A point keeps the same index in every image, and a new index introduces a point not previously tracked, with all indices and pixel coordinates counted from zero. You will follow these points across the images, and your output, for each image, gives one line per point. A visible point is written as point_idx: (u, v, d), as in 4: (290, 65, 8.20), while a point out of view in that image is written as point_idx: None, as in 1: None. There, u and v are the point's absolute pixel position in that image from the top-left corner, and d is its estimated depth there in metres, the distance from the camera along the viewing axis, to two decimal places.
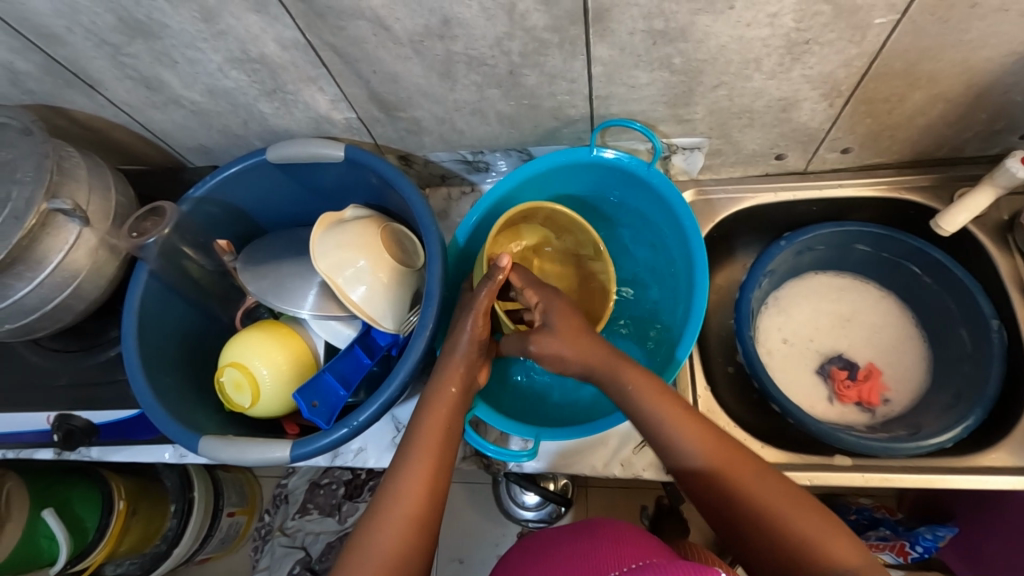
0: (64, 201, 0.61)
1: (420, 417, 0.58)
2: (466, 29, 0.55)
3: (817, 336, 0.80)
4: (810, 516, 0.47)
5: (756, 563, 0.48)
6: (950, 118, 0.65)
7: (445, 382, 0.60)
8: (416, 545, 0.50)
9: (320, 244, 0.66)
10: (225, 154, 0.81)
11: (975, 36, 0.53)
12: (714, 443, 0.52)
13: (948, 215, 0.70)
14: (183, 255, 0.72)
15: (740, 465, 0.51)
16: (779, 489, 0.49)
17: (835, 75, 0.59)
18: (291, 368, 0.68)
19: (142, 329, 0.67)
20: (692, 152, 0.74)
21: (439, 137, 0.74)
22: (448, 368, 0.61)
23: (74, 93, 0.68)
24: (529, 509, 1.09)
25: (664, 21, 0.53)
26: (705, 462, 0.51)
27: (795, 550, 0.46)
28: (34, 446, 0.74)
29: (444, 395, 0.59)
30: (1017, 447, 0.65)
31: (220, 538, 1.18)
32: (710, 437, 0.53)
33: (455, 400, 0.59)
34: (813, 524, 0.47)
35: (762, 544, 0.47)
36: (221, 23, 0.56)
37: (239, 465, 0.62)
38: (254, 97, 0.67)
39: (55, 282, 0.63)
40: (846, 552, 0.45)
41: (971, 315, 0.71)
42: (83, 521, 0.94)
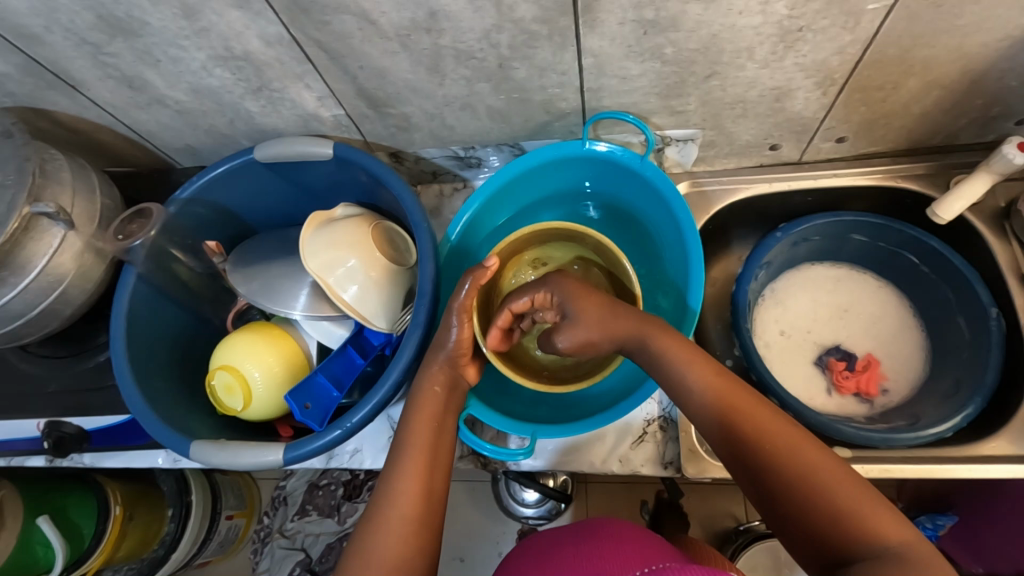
0: (47, 205, 0.59)
1: (407, 418, 0.57)
2: (453, 21, 0.54)
3: (814, 328, 0.79)
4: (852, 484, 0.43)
5: (798, 527, 0.43)
6: (946, 104, 0.64)
7: (428, 382, 0.59)
8: (417, 547, 0.50)
9: (309, 243, 0.65)
10: (213, 154, 0.80)
11: (970, 21, 0.53)
12: (743, 400, 0.49)
13: (945, 203, 0.69)
14: (171, 257, 0.71)
15: (772, 422, 0.47)
16: (818, 453, 0.45)
17: (829, 63, 0.58)
18: (284, 369, 0.68)
19: (131, 333, 0.66)
20: (686, 143, 0.73)
21: (430, 133, 0.73)
22: (430, 369, 0.60)
23: (56, 94, 0.67)
24: (529, 507, 1.09)
25: (654, 11, 0.52)
26: (738, 430, 0.48)
27: (823, 518, 0.42)
28: (26, 454, 0.74)
29: (428, 395, 0.58)
30: (1017, 436, 0.64)
31: (219, 542, 1.17)
32: (742, 396, 0.49)
33: (439, 399, 0.58)
34: (855, 495, 0.42)
35: (807, 524, 0.43)
36: (203, 20, 0.55)
37: (232, 470, 0.61)
38: (239, 96, 0.66)
39: (41, 286, 0.62)
40: (888, 524, 0.41)
41: (968, 303, 0.70)
42: (80, 528, 0.93)
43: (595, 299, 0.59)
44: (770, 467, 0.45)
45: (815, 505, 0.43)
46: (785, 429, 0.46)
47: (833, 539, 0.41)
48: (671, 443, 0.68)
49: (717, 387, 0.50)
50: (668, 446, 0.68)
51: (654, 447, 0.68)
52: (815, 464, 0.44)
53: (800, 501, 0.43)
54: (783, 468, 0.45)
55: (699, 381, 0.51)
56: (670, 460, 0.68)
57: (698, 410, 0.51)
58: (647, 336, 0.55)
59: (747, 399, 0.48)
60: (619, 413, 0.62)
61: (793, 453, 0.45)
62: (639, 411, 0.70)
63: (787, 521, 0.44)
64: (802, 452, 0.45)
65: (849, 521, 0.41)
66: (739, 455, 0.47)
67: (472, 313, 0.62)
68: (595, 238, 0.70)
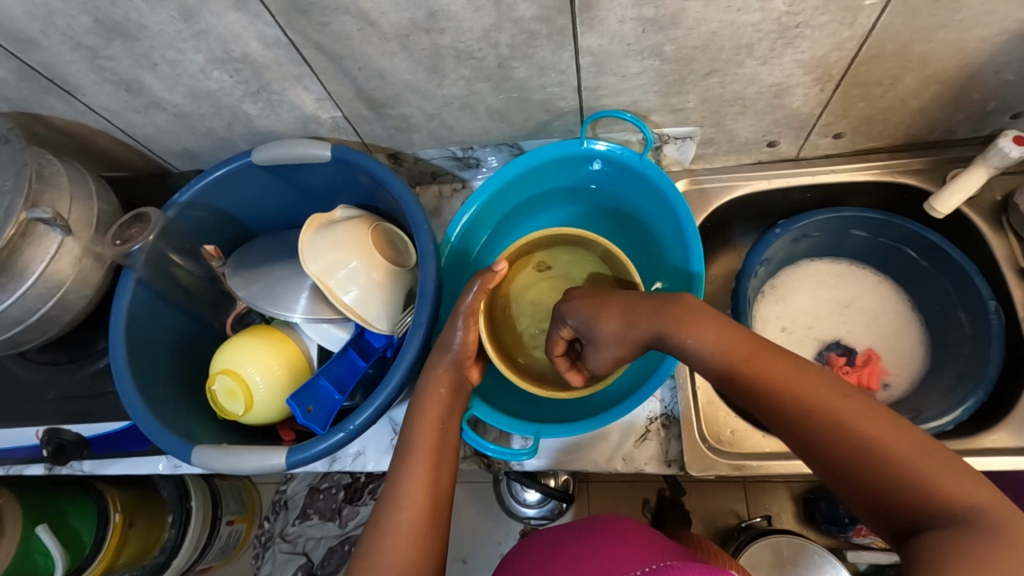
0: (44, 210, 0.59)
1: (412, 420, 0.57)
2: (453, 21, 0.54)
3: (815, 324, 0.80)
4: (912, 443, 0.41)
5: (867, 497, 0.42)
6: (943, 99, 0.64)
7: (434, 383, 0.59)
8: (424, 549, 0.49)
9: (310, 246, 0.64)
10: (210, 158, 0.79)
11: (967, 15, 0.53)
12: (778, 370, 0.47)
13: (943, 198, 0.69)
14: (170, 262, 0.71)
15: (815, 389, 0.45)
16: (872, 415, 0.43)
17: (827, 59, 0.58)
18: (285, 373, 0.67)
19: (131, 338, 0.66)
20: (685, 141, 0.73)
21: (429, 134, 0.73)
22: (435, 371, 0.60)
23: (52, 99, 0.67)
24: (531, 507, 1.09)
25: (654, 8, 0.52)
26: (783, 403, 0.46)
27: (889, 484, 0.41)
28: (26, 462, 0.73)
29: (434, 396, 0.58)
30: (1018, 428, 0.64)
31: (220, 548, 1.16)
32: (778, 367, 0.47)
33: (444, 400, 0.58)
34: (919, 453, 0.41)
35: (874, 494, 0.41)
36: (201, 22, 0.55)
37: (234, 475, 0.61)
38: (238, 98, 0.66)
39: (40, 293, 0.62)
40: (959, 487, 0.39)
41: (967, 296, 0.71)
42: (79, 534, 0.93)
43: (613, 314, 0.56)
44: (825, 438, 0.43)
45: (877, 473, 0.41)
46: (833, 396, 0.44)
47: (904, 509, 0.40)
48: (674, 441, 0.68)
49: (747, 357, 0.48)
50: (672, 444, 0.68)
51: (658, 445, 0.68)
52: (871, 427, 0.42)
53: (861, 472, 0.42)
54: (840, 439, 0.43)
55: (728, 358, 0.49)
56: (673, 458, 0.68)
57: (730, 385, 0.49)
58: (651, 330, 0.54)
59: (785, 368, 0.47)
60: (623, 411, 0.62)
61: (845, 419, 0.43)
62: (643, 409, 0.70)
63: (853, 490, 0.42)
64: (856, 419, 0.43)
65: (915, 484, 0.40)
66: (787, 428, 0.46)
67: (479, 315, 0.61)
68: (600, 241, 0.69)
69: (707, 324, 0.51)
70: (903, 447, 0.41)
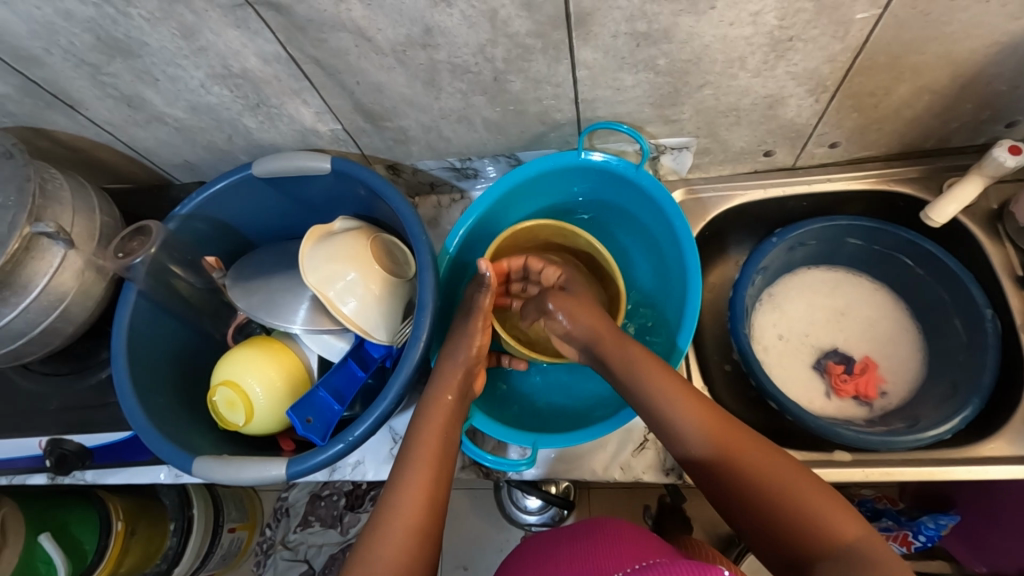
0: (48, 224, 0.60)
1: (414, 429, 0.58)
2: (448, 37, 0.54)
3: (813, 331, 0.80)
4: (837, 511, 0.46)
5: (768, 536, 0.47)
6: (936, 109, 0.65)
7: (439, 392, 0.60)
8: (421, 556, 0.50)
9: (309, 258, 0.65)
10: (211, 170, 0.80)
11: (957, 28, 0.53)
12: (713, 421, 0.53)
13: (939, 207, 0.70)
14: (171, 274, 0.71)
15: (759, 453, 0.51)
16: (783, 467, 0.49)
17: (820, 71, 0.59)
18: (285, 384, 0.68)
19: (132, 350, 0.67)
20: (680, 151, 0.74)
21: (426, 146, 0.74)
22: (445, 379, 0.61)
23: (55, 114, 0.68)
24: (532, 514, 1.09)
25: (647, 23, 0.53)
26: (712, 445, 0.52)
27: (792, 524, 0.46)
28: (28, 472, 0.74)
29: (440, 404, 0.59)
30: (1014, 437, 0.64)
31: (221, 555, 1.16)
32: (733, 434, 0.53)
33: (448, 410, 0.59)
34: (819, 502, 0.47)
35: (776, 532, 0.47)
36: (201, 40, 0.56)
37: (235, 485, 0.62)
38: (238, 112, 0.67)
39: (42, 305, 0.62)
40: (849, 529, 0.45)
41: (964, 305, 0.71)
42: (82, 543, 0.94)
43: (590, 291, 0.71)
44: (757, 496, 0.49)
45: (780, 514, 0.47)
46: (751, 446, 0.51)
47: (798, 545, 0.45)
48: None
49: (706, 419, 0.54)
50: (670, 452, 0.68)
51: (655, 454, 0.68)
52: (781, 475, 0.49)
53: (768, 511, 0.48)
54: (752, 482, 0.49)
55: (691, 418, 0.54)
56: (671, 467, 0.67)
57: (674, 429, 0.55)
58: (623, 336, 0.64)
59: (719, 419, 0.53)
60: (621, 421, 0.63)
61: (760, 467, 0.50)
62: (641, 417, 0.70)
63: (759, 529, 0.48)
64: (768, 466, 0.49)
65: (824, 533, 0.45)
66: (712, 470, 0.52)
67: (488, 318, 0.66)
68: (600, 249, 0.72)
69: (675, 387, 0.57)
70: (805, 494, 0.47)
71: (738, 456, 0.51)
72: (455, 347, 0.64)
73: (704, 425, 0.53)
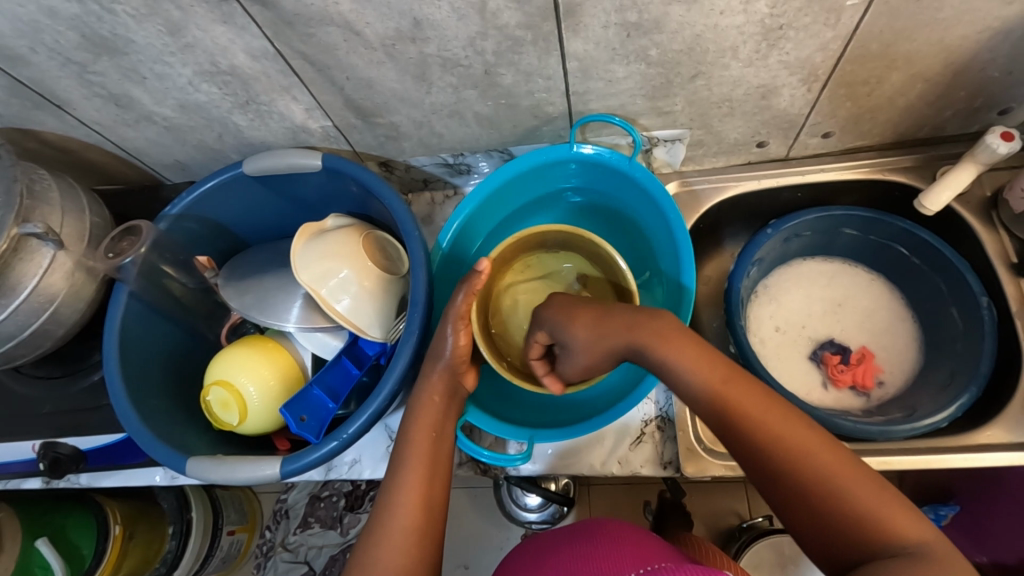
0: (36, 225, 0.59)
1: (407, 428, 0.57)
2: (437, 30, 0.54)
3: (809, 323, 0.80)
4: (896, 508, 0.42)
5: (815, 529, 0.43)
6: (930, 97, 0.65)
7: (427, 390, 0.59)
8: (418, 556, 0.49)
9: (302, 255, 0.65)
10: (202, 169, 0.80)
11: (949, 14, 0.53)
12: (752, 398, 0.48)
13: (933, 195, 0.69)
14: (163, 274, 0.71)
15: (808, 440, 0.45)
16: (830, 453, 0.44)
17: (812, 60, 0.59)
18: (279, 382, 0.67)
19: (124, 351, 0.66)
20: (674, 144, 0.74)
21: (419, 142, 0.73)
22: (429, 377, 0.60)
23: (43, 114, 0.67)
24: (532, 511, 1.08)
25: (637, 13, 0.52)
26: (752, 425, 0.47)
27: (849, 519, 0.42)
28: (22, 476, 0.73)
29: (429, 403, 0.58)
30: (1012, 424, 0.64)
31: (221, 559, 1.16)
32: (778, 415, 0.47)
33: (438, 408, 0.58)
34: (872, 492, 0.42)
35: (823, 524, 0.42)
36: (188, 36, 0.55)
37: (230, 486, 0.61)
38: (227, 110, 0.66)
39: (32, 307, 0.62)
40: (906, 523, 0.41)
41: (960, 293, 0.71)
42: (80, 548, 0.93)
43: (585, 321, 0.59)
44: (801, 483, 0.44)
45: (834, 509, 0.42)
46: (796, 429, 0.46)
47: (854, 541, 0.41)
48: (669, 443, 0.68)
49: (745, 401, 0.48)
50: (667, 445, 0.68)
51: (653, 447, 0.68)
52: (831, 462, 0.44)
53: (817, 504, 0.43)
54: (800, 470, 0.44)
55: (728, 401, 0.48)
56: (669, 460, 0.67)
57: (709, 412, 0.49)
58: (639, 342, 0.54)
59: (758, 394, 0.48)
60: (614, 415, 0.62)
61: (808, 455, 0.44)
62: (637, 411, 0.70)
63: (807, 523, 0.43)
64: (817, 453, 0.44)
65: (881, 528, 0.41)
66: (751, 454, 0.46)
67: (467, 319, 0.63)
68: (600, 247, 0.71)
69: (713, 366, 0.50)
70: (858, 485, 0.43)
71: (780, 440, 0.45)
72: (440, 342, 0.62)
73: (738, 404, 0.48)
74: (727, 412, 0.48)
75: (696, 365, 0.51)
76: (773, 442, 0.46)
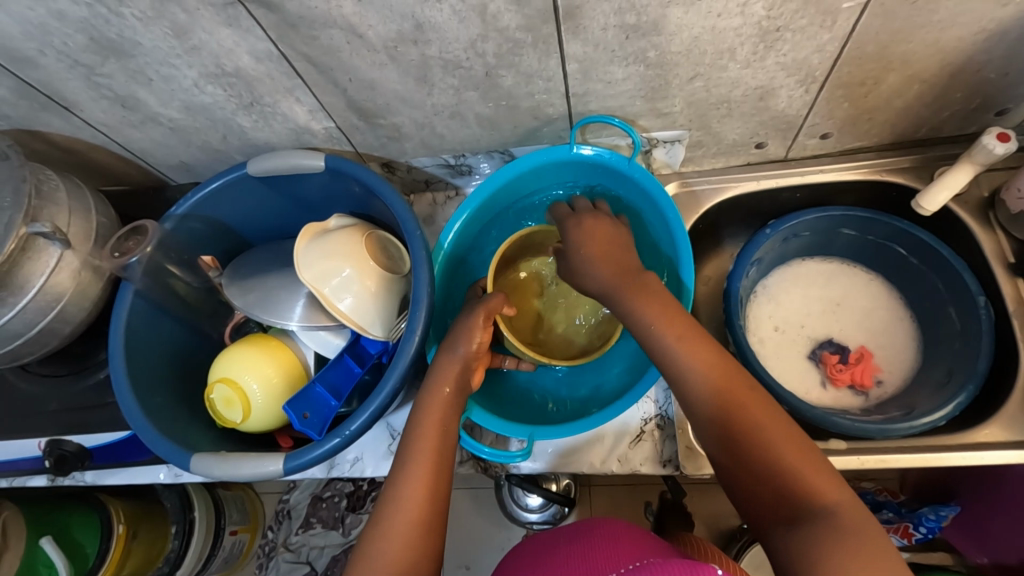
0: (44, 224, 0.60)
1: (416, 421, 0.57)
2: (439, 32, 0.55)
3: (808, 322, 0.80)
4: (823, 478, 0.42)
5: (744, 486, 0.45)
6: (926, 98, 0.65)
7: (438, 383, 0.60)
8: (422, 550, 0.50)
9: (304, 255, 0.65)
10: (206, 170, 0.80)
11: (944, 16, 0.54)
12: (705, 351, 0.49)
13: (930, 195, 0.70)
14: (168, 273, 0.72)
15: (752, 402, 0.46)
16: (771, 418, 0.45)
17: (809, 61, 0.59)
18: (282, 380, 0.68)
19: (129, 349, 0.67)
20: (673, 144, 0.74)
21: (420, 143, 0.74)
22: (443, 370, 0.61)
23: (51, 116, 0.68)
24: (533, 512, 1.09)
25: (636, 15, 0.53)
26: (698, 380, 0.48)
27: (773, 482, 0.43)
28: (29, 473, 0.74)
29: (440, 396, 0.59)
30: (1010, 422, 0.65)
31: (223, 558, 1.16)
32: (727, 373, 0.48)
33: (448, 401, 0.59)
34: (802, 462, 0.43)
35: (752, 482, 0.44)
36: (193, 39, 0.56)
37: (233, 481, 0.62)
38: (231, 111, 0.67)
39: (40, 305, 0.63)
40: (829, 492, 0.42)
41: (958, 293, 0.71)
42: (84, 547, 0.94)
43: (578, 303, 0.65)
44: (740, 452, 0.45)
45: (761, 468, 0.44)
46: (741, 389, 0.47)
47: (776, 501, 0.43)
48: (669, 441, 0.68)
49: (699, 354, 0.49)
50: (667, 444, 0.68)
51: (653, 446, 0.68)
52: (769, 426, 0.45)
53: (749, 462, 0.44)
54: (739, 429, 0.45)
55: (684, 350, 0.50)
56: (668, 458, 0.68)
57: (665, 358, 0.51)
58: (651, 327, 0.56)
59: (712, 349, 0.49)
60: (614, 412, 0.63)
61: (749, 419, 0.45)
62: (637, 410, 0.70)
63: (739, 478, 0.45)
64: (757, 417, 0.45)
65: (803, 492, 0.42)
66: (697, 406, 0.48)
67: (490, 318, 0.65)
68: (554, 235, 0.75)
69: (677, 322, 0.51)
70: (790, 453, 0.44)
71: (725, 399, 0.47)
72: (456, 339, 0.63)
73: (692, 355, 0.49)
74: (679, 363, 0.50)
75: (663, 326, 0.51)
76: (719, 399, 0.47)
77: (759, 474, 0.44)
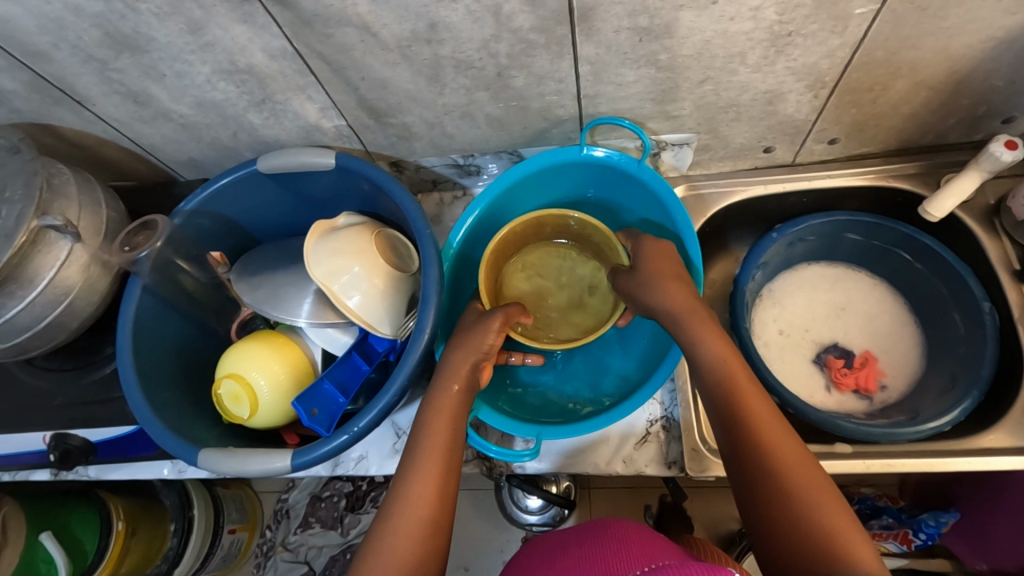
0: (55, 218, 0.60)
1: (428, 416, 0.57)
2: (453, 32, 0.55)
3: (812, 326, 0.81)
4: (853, 534, 0.42)
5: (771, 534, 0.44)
6: (933, 105, 0.66)
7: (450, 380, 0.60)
8: (428, 547, 0.49)
9: (313, 252, 0.65)
10: (215, 167, 0.81)
11: (954, 23, 0.54)
12: (748, 394, 0.50)
13: (937, 201, 0.70)
14: (177, 268, 0.72)
15: (789, 452, 0.46)
16: (804, 468, 0.45)
17: (819, 66, 0.60)
18: (288, 377, 0.68)
19: (137, 343, 0.67)
20: (681, 148, 0.75)
21: (430, 142, 0.75)
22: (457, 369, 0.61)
23: (62, 110, 0.68)
24: (533, 513, 1.08)
25: (648, 18, 0.54)
26: (734, 420, 0.49)
27: (800, 529, 0.43)
28: (32, 467, 0.74)
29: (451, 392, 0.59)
30: (1014, 428, 0.65)
31: (222, 556, 1.16)
32: (765, 417, 0.48)
33: (460, 399, 0.59)
34: (834, 515, 0.43)
35: (778, 528, 0.44)
36: (208, 35, 0.56)
37: (239, 478, 0.62)
38: (243, 108, 0.67)
39: (48, 299, 0.63)
40: (857, 547, 0.41)
41: (962, 299, 0.72)
42: (82, 543, 0.94)
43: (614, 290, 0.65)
44: (774, 501, 0.44)
45: (787, 514, 0.44)
46: (778, 438, 0.47)
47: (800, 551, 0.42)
48: (674, 443, 0.69)
49: (742, 395, 0.50)
50: (671, 445, 0.68)
51: (658, 447, 0.68)
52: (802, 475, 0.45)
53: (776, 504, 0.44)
54: (770, 474, 0.45)
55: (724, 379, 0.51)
56: (673, 460, 0.68)
57: (711, 391, 0.52)
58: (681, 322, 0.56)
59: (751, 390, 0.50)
60: (620, 413, 0.63)
61: (784, 466, 0.45)
62: (643, 412, 0.70)
63: (765, 523, 0.44)
64: (792, 467, 0.45)
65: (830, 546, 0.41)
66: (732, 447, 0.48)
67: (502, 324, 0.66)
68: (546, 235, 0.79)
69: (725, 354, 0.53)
70: (821, 502, 0.43)
71: (758, 445, 0.47)
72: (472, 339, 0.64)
73: (730, 395, 0.50)
74: (726, 399, 0.50)
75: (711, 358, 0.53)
76: (754, 441, 0.47)
77: (789, 522, 0.43)
